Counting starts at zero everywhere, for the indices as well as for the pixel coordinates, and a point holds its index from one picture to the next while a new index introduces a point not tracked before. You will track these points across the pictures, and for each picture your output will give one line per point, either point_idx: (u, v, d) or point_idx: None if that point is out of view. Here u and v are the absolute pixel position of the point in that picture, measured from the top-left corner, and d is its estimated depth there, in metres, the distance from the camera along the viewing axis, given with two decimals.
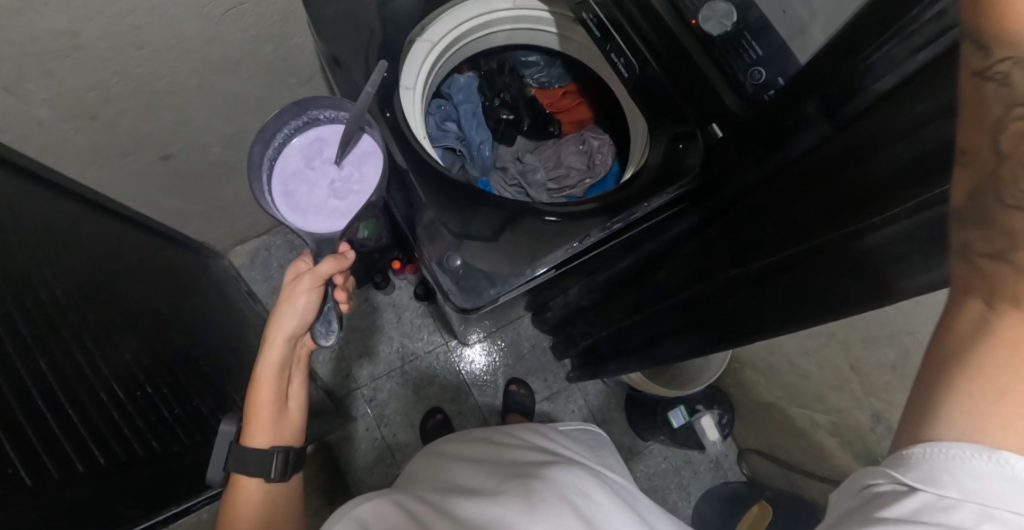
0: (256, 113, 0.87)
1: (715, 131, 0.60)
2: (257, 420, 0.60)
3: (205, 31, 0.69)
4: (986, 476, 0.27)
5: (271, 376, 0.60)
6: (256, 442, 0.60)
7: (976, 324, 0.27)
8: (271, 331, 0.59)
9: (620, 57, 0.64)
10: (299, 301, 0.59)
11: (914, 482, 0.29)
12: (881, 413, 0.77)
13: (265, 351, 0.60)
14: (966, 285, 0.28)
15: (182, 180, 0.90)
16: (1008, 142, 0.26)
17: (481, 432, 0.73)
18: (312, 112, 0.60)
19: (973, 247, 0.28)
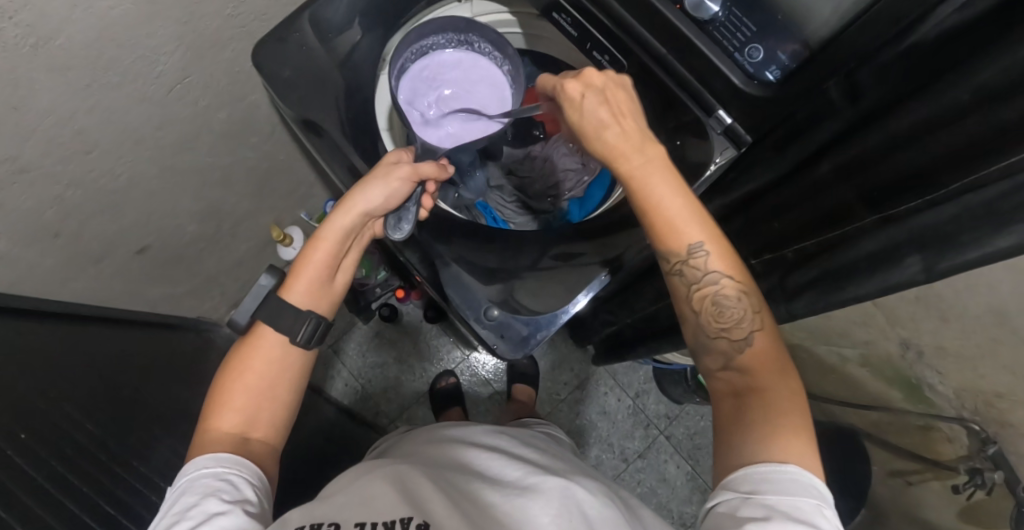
0: (225, 182, 0.81)
1: (723, 117, 0.57)
2: (305, 275, 0.53)
3: (152, 115, 0.63)
4: (787, 484, 0.39)
5: (333, 242, 0.53)
6: (294, 297, 0.53)
7: (728, 413, 0.47)
8: (353, 196, 0.52)
9: (603, 55, 0.60)
10: (389, 187, 0.52)
11: (746, 489, 0.41)
12: (910, 339, 0.80)
13: (338, 212, 0.52)
14: (717, 394, 0.50)
15: (165, 265, 0.85)
16: (707, 291, 0.49)
17: (446, 426, 0.67)
18: (471, 36, 0.60)
19: (727, 347, 0.49)
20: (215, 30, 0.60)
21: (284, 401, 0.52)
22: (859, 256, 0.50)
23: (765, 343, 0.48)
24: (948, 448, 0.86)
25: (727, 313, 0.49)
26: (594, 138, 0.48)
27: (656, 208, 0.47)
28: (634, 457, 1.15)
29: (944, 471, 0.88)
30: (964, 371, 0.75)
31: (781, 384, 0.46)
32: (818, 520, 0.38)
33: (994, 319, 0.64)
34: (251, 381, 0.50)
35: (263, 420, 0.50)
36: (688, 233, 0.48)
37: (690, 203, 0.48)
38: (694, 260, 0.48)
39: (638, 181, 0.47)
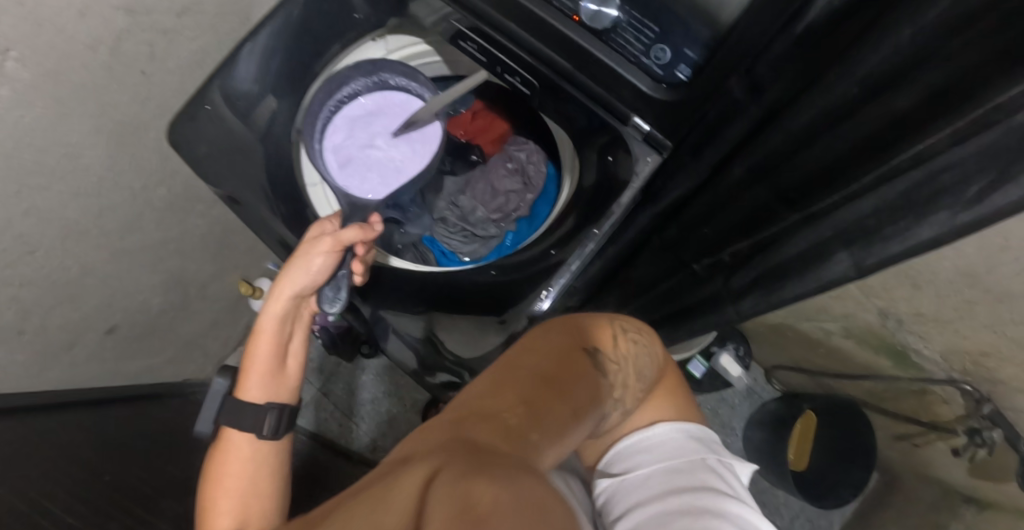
0: (181, 251, 0.83)
1: (640, 124, 0.53)
2: (255, 374, 0.52)
3: (91, 205, 0.65)
4: (653, 451, 0.39)
5: (273, 331, 0.52)
6: (252, 395, 0.51)
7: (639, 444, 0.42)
8: (280, 281, 0.52)
9: (513, 76, 0.58)
10: (311, 261, 0.51)
11: (658, 435, 0.40)
12: (887, 309, 0.77)
13: (268, 303, 0.52)
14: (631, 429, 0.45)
15: (137, 340, 0.88)
16: None
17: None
18: (383, 76, 0.60)
19: None
20: (132, 115, 0.62)
21: (272, 490, 0.48)
22: (790, 256, 0.51)
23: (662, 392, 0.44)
24: (945, 409, 0.83)
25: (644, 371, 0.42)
26: None
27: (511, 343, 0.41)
28: None
29: (946, 434, 0.85)
30: (946, 333, 0.72)
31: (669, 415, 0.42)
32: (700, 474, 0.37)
33: (967, 282, 0.62)
34: (231, 484, 0.47)
35: (253, 518, 0.46)
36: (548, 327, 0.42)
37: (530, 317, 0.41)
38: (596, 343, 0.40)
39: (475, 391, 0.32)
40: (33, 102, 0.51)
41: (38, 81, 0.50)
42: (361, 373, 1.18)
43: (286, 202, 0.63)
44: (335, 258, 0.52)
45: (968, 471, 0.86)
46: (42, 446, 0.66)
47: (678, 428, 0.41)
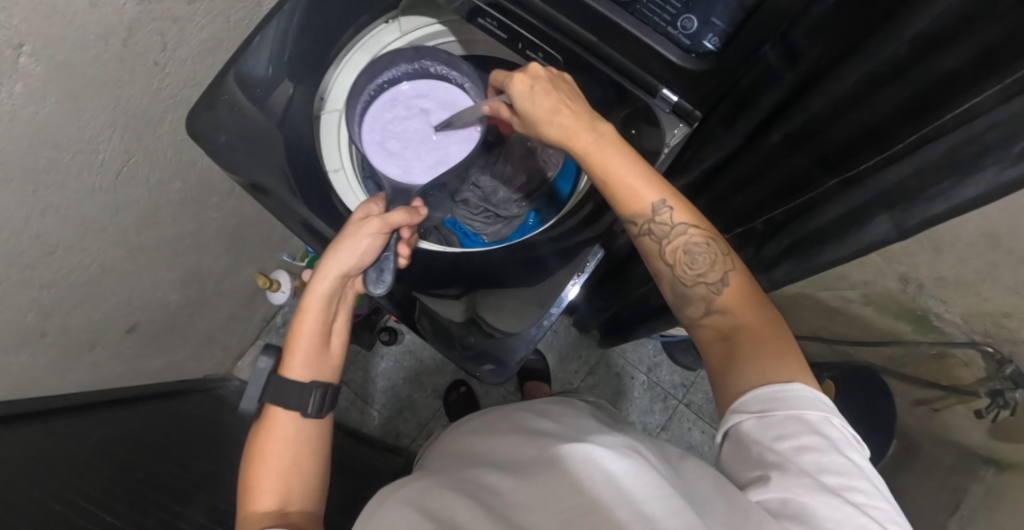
0: (196, 246, 0.83)
1: (669, 96, 0.54)
2: (300, 351, 0.53)
3: (109, 202, 0.64)
4: (797, 401, 0.40)
5: (321, 309, 0.53)
6: (297, 372, 0.53)
7: (720, 357, 0.46)
8: (326, 261, 0.52)
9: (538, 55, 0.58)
10: (359, 244, 0.52)
11: (773, 415, 0.40)
12: (908, 274, 0.78)
13: (315, 282, 0.53)
14: (702, 342, 0.49)
15: (156, 337, 0.87)
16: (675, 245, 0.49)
17: (484, 419, 0.54)
18: (425, 63, 0.61)
19: (706, 294, 0.48)
20: (147, 108, 0.61)
21: (312, 468, 0.51)
22: (828, 220, 0.52)
23: (739, 280, 0.48)
24: (966, 372, 0.83)
25: (698, 260, 0.48)
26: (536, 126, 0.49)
27: (610, 186, 0.48)
28: (657, 431, 1.17)
29: (967, 397, 0.85)
30: (968, 296, 0.72)
31: (758, 316, 0.46)
32: (831, 429, 0.39)
33: (990, 244, 0.63)
34: (273, 461, 0.50)
35: (297, 492, 0.49)
36: (647, 195, 0.48)
37: (638, 167, 0.48)
38: (660, 217, 0.48)
39: (594, 155, 0.47)
40: (48, 97, 0.49)
41: (53, 75, 0.49)
42: (379, 360, 1.18)
43: (313, 191, 0.63)
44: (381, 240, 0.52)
45: (988, 432, 0.84)
46: (73, 445, 0.66)
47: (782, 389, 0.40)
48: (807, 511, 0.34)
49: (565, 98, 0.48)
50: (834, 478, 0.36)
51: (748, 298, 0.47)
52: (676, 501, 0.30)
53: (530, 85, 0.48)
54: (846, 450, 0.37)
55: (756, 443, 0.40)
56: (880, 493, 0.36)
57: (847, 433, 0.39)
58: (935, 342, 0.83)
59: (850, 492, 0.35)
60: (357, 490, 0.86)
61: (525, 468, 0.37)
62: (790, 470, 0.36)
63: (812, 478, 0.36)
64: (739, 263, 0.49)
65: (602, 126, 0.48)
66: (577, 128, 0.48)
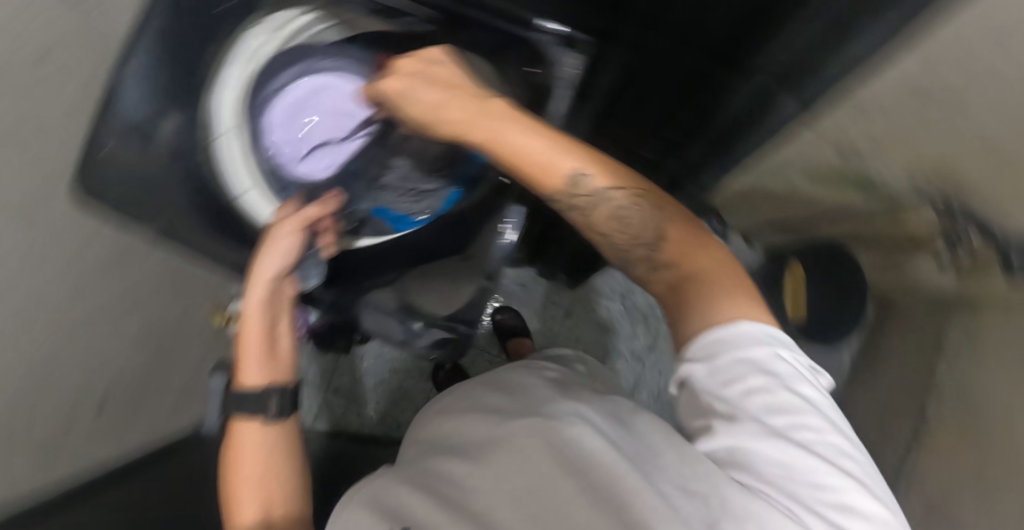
0: (139, 307, 0.80)
1: (546, 26, 0.51)
2: (252, 356, 0.58)
3: (24, 292, 0.61)
4: (745, 343, 0.39)
5: (259, 318, 0.58)
6: (252, 381, 0.56)
7: (673, 307, 0.45)
8: (257, 268, 0.58)
9: (406, 18, 0.53)
10: (280, 245, 0.58)
11: (721, 362, 0.39)
12: (842, 143, 0.78)
13: (248, 292, 0.57)
14: (657, 294, 0.48)
15: (130, 406, 0.86)
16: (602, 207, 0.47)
17: (445, 398, 0.52)
18: (318, 64, 0.65)
19: (643, 251, 0.47)
20: (25, 183, 0.57)
21: (287, 472, 0.53)
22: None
23: (681, 234, 0.47)
24: (918, 224, 0.85)
25: (631, 219, 0.47)
26: (434, 120, 0.50)
27: (517, 158, 0.46)
28: (646, 354, 1.19)
29: (924, 247, 0.87)
30: (906, 154, 0.73)
31: (707, 265, 0.45)
32: (779, 365, 0.39)
33: (910, 93, 0.63)
34: (249, 472, 0.51)
35: (279, 496, 0.50)
36: (562, 162, 0.45)
37: (549, 138, 0.46)
38: (581, 183, 0.46)
39: (493, 141, 0.46)
40: None
41: None
42: (361, 361, 1.17)
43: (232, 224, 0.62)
44: (297, 238, 0.58)
45: (954, 278, 0.86)
46: None
47: (742, 329, 0.40)
48: (753, 461, 0.36)
49: (449, 83, 0.50)
50: (779, 417, 0.37)
51: (692, 247, 0.46)
52: (625, 467, 0.32)
53: (406, 83, 0.51)
54: (792, 385, 0.38)
55: (704, 390, 0.40)
56: (824, 423, 0.38)
57: (795, 366, 0.40)
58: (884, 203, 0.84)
59: (794, 431, 0.37)
60: None
61: (479, 450, 0.38)
62: (737, 416, 0.38)
63: (755, 422, 0.37)
64: (675, 219, 0.47)
65: (496, 110, 0.48)
66: (468, 117, 0.48)
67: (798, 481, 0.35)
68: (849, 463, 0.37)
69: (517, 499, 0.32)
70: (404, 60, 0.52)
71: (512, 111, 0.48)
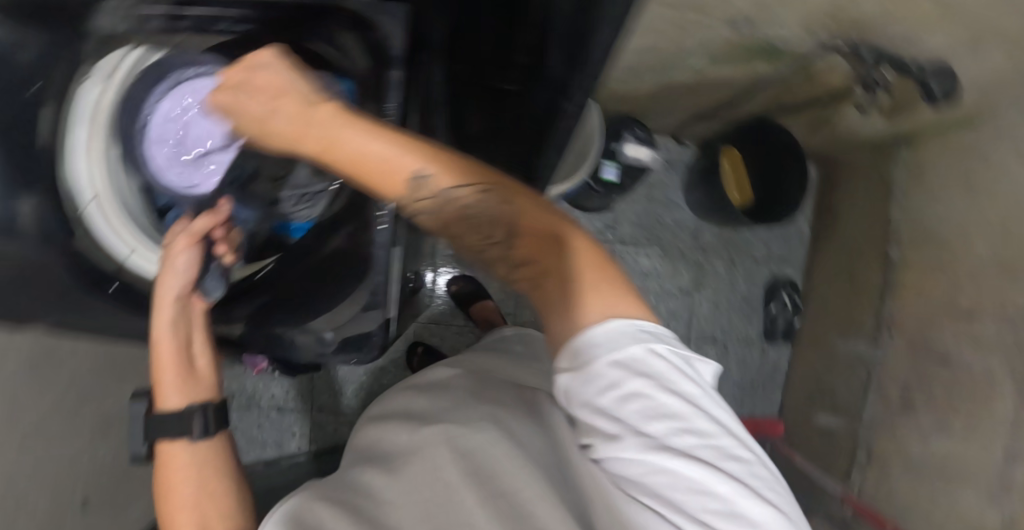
0: (87, 398, 0.77)
1: None
2: (167, 382, 0.46)
3: None
4: (619, 347, 0.32)
5: (171, 339, 0.45)
6: (173, 403, 0.46)
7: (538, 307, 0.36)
8: (158, 288, 0.45)
9: (221, 21, 0.49)
10: (177, 262, 0.45)
11: (597, 374, 0.32)
12: None
13: (155, 312, 0.45)
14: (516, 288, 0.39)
15: (118, 495, 0.84)
16: (448, 212, 0.37)
17: (382, 405, 0.54)
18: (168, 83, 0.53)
19: (502, 252, 0.37)
20: None
21: (230, 487, 0.45)
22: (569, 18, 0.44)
23: (529, 226, 0.36)
24: (833, 74, 0.82)
25: (469, 214, 0.37)
26: (266, 129, 0.40)
27: (346, 163, 0.36)
28: None
29: (846, 95, 0.85)
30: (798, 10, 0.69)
31: (566, 258, 0.35)
32: (655, 363, 0.33)
33: None
34: (180, 493, 0.43)
35: (219, 518, 0.43)
36: (399, 166, 0.35)
37: (386, 135, 0.36)
38: (407, 179, 0.35)
39: (326, 148, 0.36)
40: None
41: None
42: None
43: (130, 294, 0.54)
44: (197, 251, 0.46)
45: (884, 119, 0.87)
46: None
47: (619, 340, 0.32)
48: (642, 480, 0.33)
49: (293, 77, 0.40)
50: (663, 425, 0.32)
51: (547, 238, 0.36)
52: (528, 474, 0.35)
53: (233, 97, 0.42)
54: (675, 387, 0.33)
55: (588, 406, 0.33)
56: (714, 423, 0.34)
57: (675, 358, 0.34)
58: (793, 61, 0.81)
59: (682, 438, 0.33)
60: None
61: (399, 465, 0.40)
62: (624, 437, 0.33)
63: (641, 437, 0.33)
64: (524, 202, 0.37)
65: (325, 111, 0.38)
66: (297, 123, 0.38)
67: (686, 491, 0.32)
68: (749, 461, 0.34)
69: (429, 510, 0.34)
70: (260, 54, 0.41)
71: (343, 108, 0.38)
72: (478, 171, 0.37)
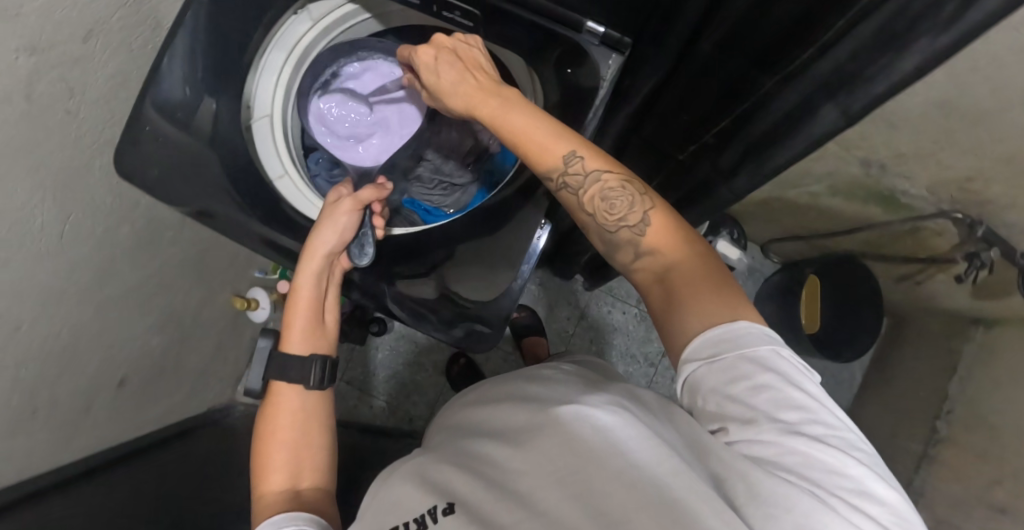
0: (164, 286, 0.82)
1: (595, 28, 0.52)
2: (297, 325, 0.55)
3: (61, 267, 0.62)
4: (743, 338, 0.40)
5: (310, 290, 0.54)
6: (294, 348, 0.54)
7: (660, 299, 0.46)
8: (312, 242, 0.54)
9: (451, 13, 0.54)
10: (338, 223, 0.54)
11: (715, 358, 0.40)
12: (868, 157, 0.78)
13: (303, 263, 0.54)
14: (642, 285, 0.49)
15: (148, 384, 0.87)
16: (595, 192, 0.48)
17: (487, 388, 0.54)
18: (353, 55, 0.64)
19: (634, 241, 0.47)
20: (70, 158, 0.59)
21: (321, 442, 0.52)
22: (774, 122, 0.50)
23: (663, 218, 0.47)
24: (939, 241, 0.85)
25: (615, 203, 0.47)
26: (451, 93, 0.51)
27: (520, 137, 0.48)
28: (659, 359, 1.20)
29: (945, 264, 0.87)
30: (929, 167, 0.73)
31: (687, 253, 0.46)
32: (781, 362, 0.40)
33: (941, 111, 0.63)
34: (283, 436, 0.50)
35: (308, 468, 0.50)
36: (557, 146, 0.47)
37: (553, 121, 0.48)
38: (573, 167, 0.47)
39: (499, 119, 0.48)
40: None
41: None
42: (373, 351, 1.18)
43: (263, 207, 0.61)
44: (358, 217, 0.55)
45: (970, 295, 0.88)
46: (96, 508, 0.66)
47: (740, 335, 0.40)
48: (773, 457, 0.36)
49: (469, 68, 0.51)
50: (793, 414, 0.37)
51: (674, 237, 0.47)
52: (663, 450, 0.33)
53: (434, 57, 0.51)
54: (799, 383, 0.39)
55: (711, 390, 0.40)
56: (838, 421, 0.38)
57: (797, 363, 0.41)
58: (906, 219, 0.84)
59: (808, 425, 0.37)
60: None
61: (516, 433, 0.39)
62: (754, 420, 0.38)
63: (772, 422, 0.37)
64: (661, 204, 0.48)
65: (506, 92, 0.49)
66: (484, 92, 0.49)
67: (825, 473, 0.35)
68: (870, 459, 0.37)
69: (561, 479, 0.33)
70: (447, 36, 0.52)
71: (519, 94, 0.50)
72: (621, 165, 0.48)
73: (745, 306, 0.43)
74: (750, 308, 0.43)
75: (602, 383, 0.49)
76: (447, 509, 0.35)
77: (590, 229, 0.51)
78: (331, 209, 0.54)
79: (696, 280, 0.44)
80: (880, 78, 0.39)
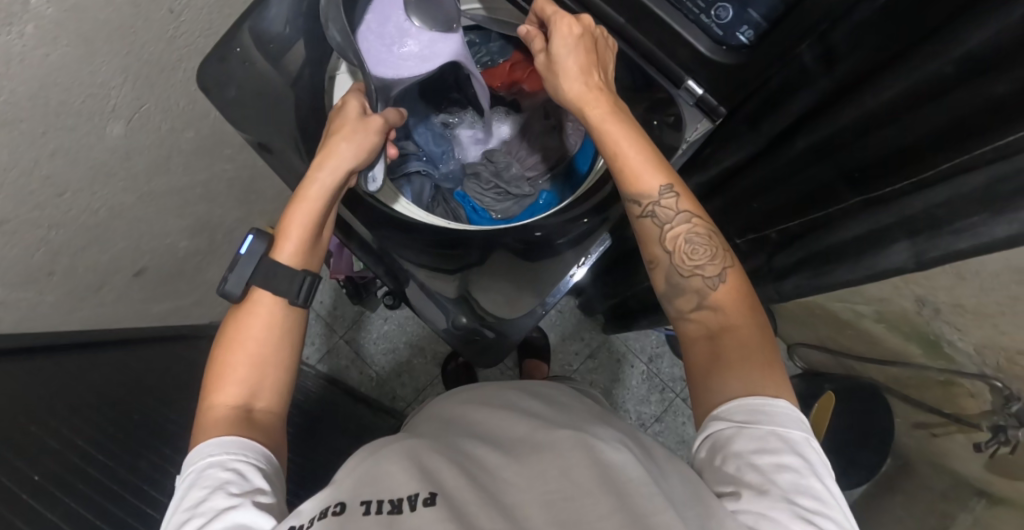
0: (204, 195, 0.84)
1: (693, 88, 0.52)
2: (296, 237, 0.54)
3: (116, 150, 0.64)
4: (781, 417, 0.41)
5: (319, 201, 0.53)
6: (286, 257, 0.53)
7: (703, 353, 0.48)
8: (333, 152, 0.53)
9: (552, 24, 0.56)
10: (363, 142, 0.54)
11: (748, 422, 0.42)
12: (925, 296, 0.75)
13: (317, 172, 0.53)
14: (687, 334, 0.51)
15: (162, 282, 0.89)
16: (679, 229, 0.51)
17: (497, 394, 0.57)
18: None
19: (702, 285, 0.50)
20: (162, 55, 0.61)
21: (289, 365, 0.52)
22: (848, 239, 0.49)
23: (735, 278, 0.50)
24: (971, 402, 0.80)
25: (698, 251, 0.51)
26: (558, 80, 0.51)
27: (624, 155, 0.50)
28: (650, 422, 1.18)
29: (969, 428, 0.82)
30: (984, 327, 0.68)
31: (748, 319, 0.48)
32: (808, 451, 0.40)
33: (1015, 277, 0.58)
34: (251, 346, 0.50)
35: (267, 388, 0.50)
36: (656, 176, 0.50)
37: (658, 154, 0.52)
38: (665, 201, 0.51)
39: (603, 126, 0.50)
40: (59, 40, 0.49)
41: (63, 18, 0.48)
42: (384, 322, 1.21)
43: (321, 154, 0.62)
44: (377, 142, 0.55)
45: (983, 465, 0.82)
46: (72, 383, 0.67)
47: (780, 407, 0.42)
48: None
49: (594, 62, 0.51)
50: (809, 501, 0.38)
51: (742, 294, 0.50)
52: (657, 497, 0.35)
53: (576, 34, 0.49)
54: (823, 477, 0.39)
55: (736, 453, 0.41)
56: (848, 525, 0.38)
57: (823, 459, 0.41)
58: (943, 369, 0.81)
59: (822, 517, 0.37)
60: (340, 453, 0.88)
61: (511, 449, 0.43)
62: (769, 492, 0.38)
63: (788, 501, 0.37)
64: (737, 269, 0.51)
65: (615, 101, 0.51)
66: (599, 93, 0.51)
67: None
68: None
69: (551, 500, 0.36)
70: (590, 19, 0.50)
71: (623, 106, 0.52)
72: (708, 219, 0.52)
73: (787, 389, 0.44)
74: (790, 393, 0.44)
75: (610, 420, 0.51)
76: (429, 499, 0.36)
77: (659, 261, 0.53)
78: (358, 137, 0.54)
79: (749, 345, 0.46)
80: (961, 237, 0.37)
